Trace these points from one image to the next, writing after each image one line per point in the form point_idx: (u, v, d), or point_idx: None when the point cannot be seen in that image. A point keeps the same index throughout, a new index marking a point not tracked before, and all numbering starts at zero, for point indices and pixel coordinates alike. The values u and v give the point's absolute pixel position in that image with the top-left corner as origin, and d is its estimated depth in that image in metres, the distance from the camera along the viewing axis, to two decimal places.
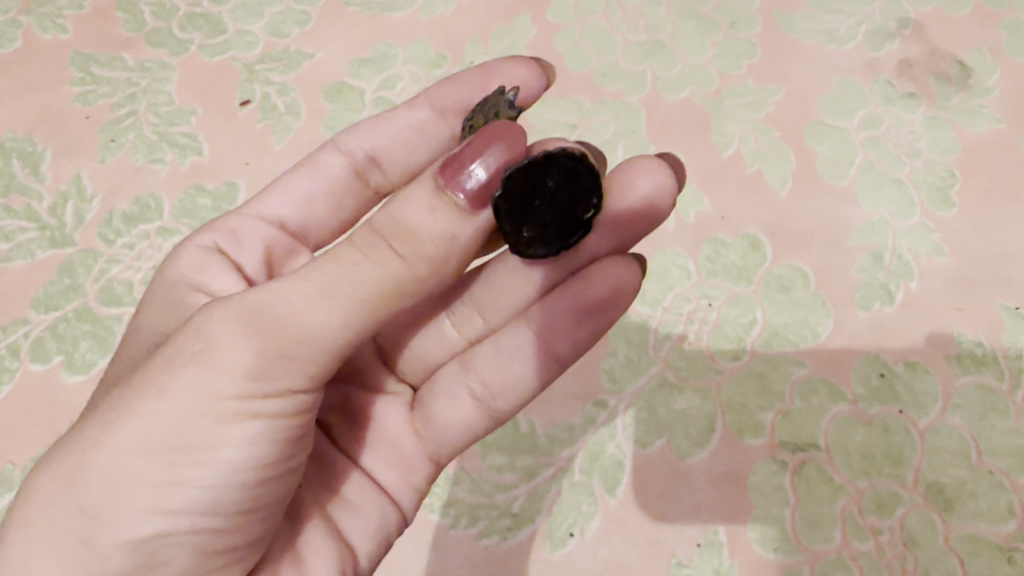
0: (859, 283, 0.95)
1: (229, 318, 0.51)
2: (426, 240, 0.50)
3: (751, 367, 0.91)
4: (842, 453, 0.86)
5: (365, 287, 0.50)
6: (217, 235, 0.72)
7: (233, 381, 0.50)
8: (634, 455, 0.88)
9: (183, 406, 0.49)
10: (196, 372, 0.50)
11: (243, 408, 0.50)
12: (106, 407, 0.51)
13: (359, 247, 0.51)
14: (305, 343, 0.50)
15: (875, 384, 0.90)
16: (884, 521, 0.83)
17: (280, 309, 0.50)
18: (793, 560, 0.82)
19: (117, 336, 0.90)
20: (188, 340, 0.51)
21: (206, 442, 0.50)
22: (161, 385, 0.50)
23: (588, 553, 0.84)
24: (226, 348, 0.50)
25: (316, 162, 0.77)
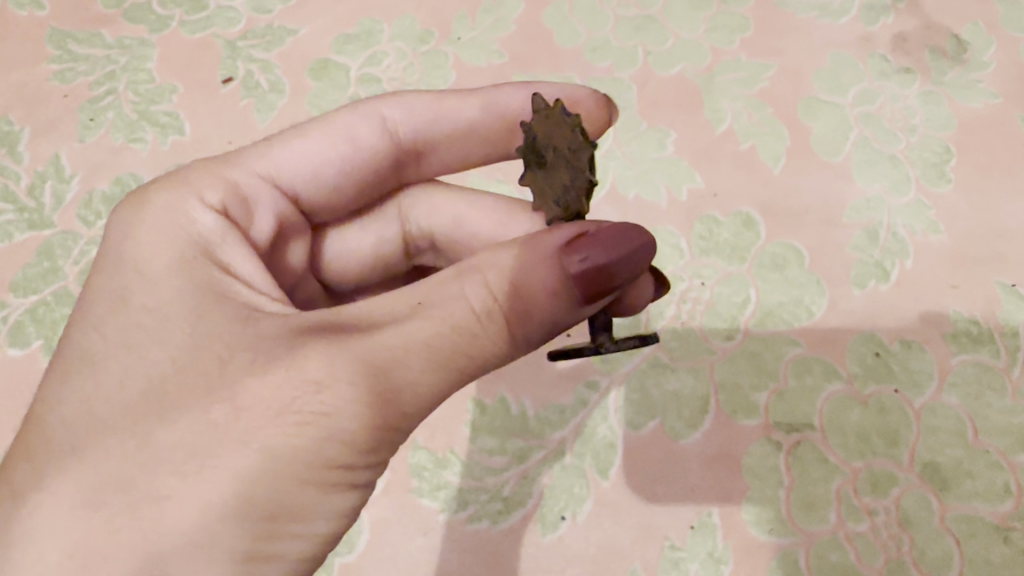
0: (854, 261, 0.93)
1: (341, 373, 0.47)
2: (537, 318, 0.50)
3: (745, 347, 0.90)
4: (836, 432, 0.86)
5: (476, 360, 0.49)
6: (228, 198, 0.63)
7: (343, 451, 0.47)
8: (626, 437, 0.87)
9: (289, 472, 0.46)
10: (307, 437, 0.47)
11: (341, 479, 0.48)
12: (187, 450, 0.46)
13: (480, 311, 0.49)
14: (412, 413, 0.49)
15: (870, 363, 0.88)
16: (879, 501, 0.82)
17: (398, 375, 0.48)
18: (787, 542, 0.81)
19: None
20: (292, 392, 0.47)
21: (306, 515, 0.47)
22: (261, 441, 0.46)
23: (580, 536, 0.83)
24: (341, 412, 0.47)
25: (354, 129, 0.71)
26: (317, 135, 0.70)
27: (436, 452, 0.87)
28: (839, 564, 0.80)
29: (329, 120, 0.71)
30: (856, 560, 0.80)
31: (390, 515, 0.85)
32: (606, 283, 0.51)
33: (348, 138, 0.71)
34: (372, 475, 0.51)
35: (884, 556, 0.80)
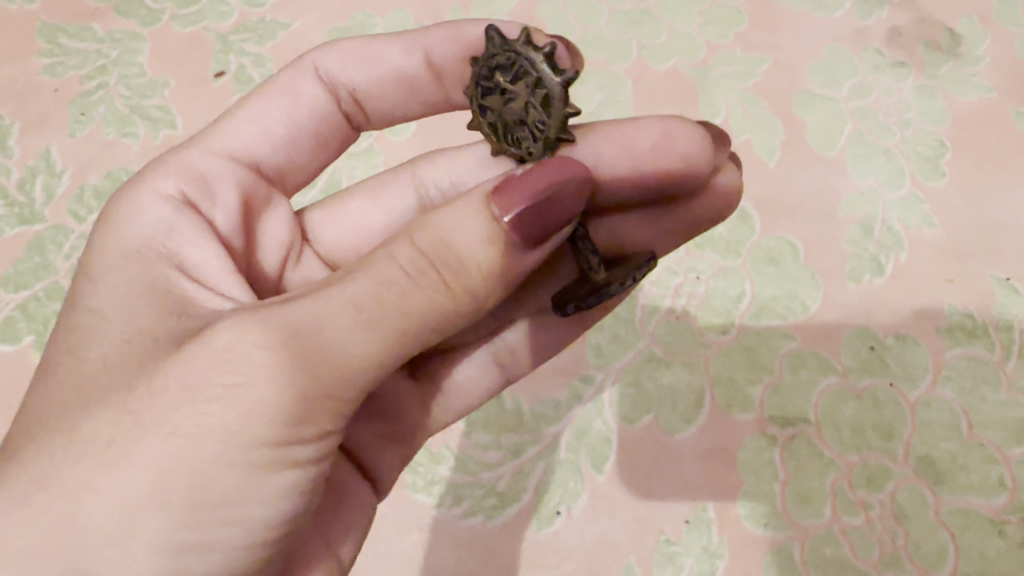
0: (849, 254, 0.93)
1: (254, 343, 0.48)
2: (475, 271, 0.49)
3: (740, 342, 0.90)
4: (831, 426, 0.86)
5: (414, 319, 0.48)
6: (184, 182, 0.65)
7: (264, 429, 0.47)
8: (621, 432, 0.87)
9: (207, 450, 0.47)
10: (219, 413, 0.47)
11: (275, 458, 0.48)
12: (111, 437, 0.48)
13: (403, 269, 0.49)
14: (346, 380, 0.48)
15: (865, 357, 0.89)
16: (874, 495, 0.82)
17: (316, 340, 0.47)
18: (783, 536, 0.82)
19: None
20: (204, 369, 0.48)
21: (234, 497, 0.48)
22: (179, 425, 0.47)
23: (575, 531, 0.83)
24: (258, 386, 0.47)
25: (292, 88, 0.74)
26: (261, 102, 0.73)
27: (430, 447, 0.87)
28: (834, 558, 0.80)
29: (270, 87, 0.75)
30: (850, 554, 0.80)
31: (384, 510, 0.85)
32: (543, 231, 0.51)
33: (287, 96, 0.74)
34: (317, 453, 0.50)
35: (879, 550, 0.80)
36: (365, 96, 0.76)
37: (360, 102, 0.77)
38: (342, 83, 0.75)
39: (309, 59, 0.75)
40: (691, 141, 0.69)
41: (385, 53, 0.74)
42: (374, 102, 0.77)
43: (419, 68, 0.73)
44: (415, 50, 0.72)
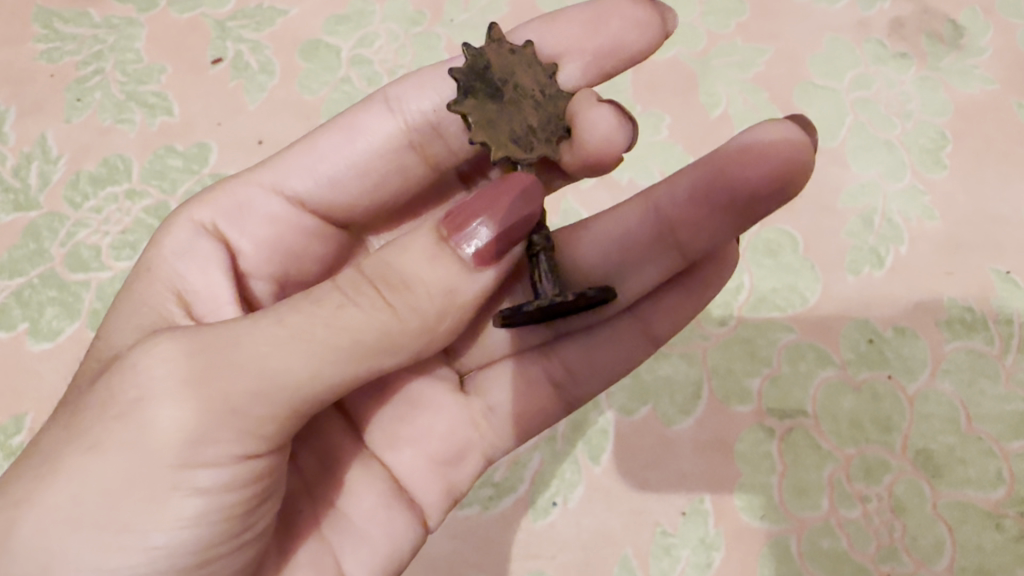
0: (849, 246, 0.93)
1: (171, 360, 0.51)
2: (421, 292, 0.52)
3: (738, 333, 0.90)
4: (829, 419, 0.86)
5: (342, 336, 0.50)
6: (218, 214, 0.71)
7: (173, 447, 0.50)
8: (619, 423, 0.86)
9: (119, 464, 0.49)
10: (132, 426, 0.50)
11: (182, 479, 0.50)
12: (46, 454, 0.51)
13: (343, 288, 0.52)
14: (260, 396, 0.50)
15: (864, 349, 0.88)
16: (872, 488, 0.82)
17: (232, 353, 0.50)
18: (779, 529, 0.82)
19: (85, 303, 0.88)
20: (124, 386, 0.51)
21: (141, 517, 0.50)
22: (98, 440, 0.50)
23: (571, 522, 0.83)
24: (169, 402, 0.50)
25: (358, 126, 0.74)
26: (321, 138, 0.74)
27: None
28: (831, 551, 0.80)
29: (340, 122, 0.75)
30: (847, 547, 0.80)
31: None
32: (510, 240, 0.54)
33: (350, 134, 0.74)
34: (234, 477, 0.52)
35: (876, 542, 0.80)
36: (442, 119, 0.73)
37: (437, 129, 0.73)
38: (412, 115, 0.73)
39: (383, 95, 0.74)
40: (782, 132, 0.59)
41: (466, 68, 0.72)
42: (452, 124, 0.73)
43: None
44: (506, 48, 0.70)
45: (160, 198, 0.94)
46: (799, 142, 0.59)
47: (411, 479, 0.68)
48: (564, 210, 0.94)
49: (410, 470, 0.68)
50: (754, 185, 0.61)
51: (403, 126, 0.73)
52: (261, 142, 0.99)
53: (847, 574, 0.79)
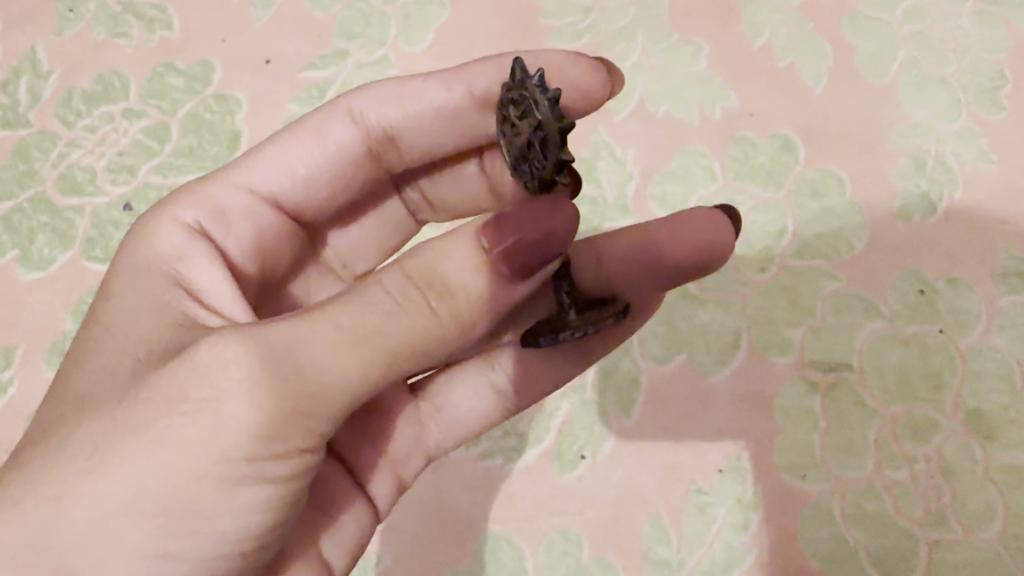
0: (899, 190, 0.86)
1: (235, 358, 0.46)
2: (465, 301, 0.48)
3: (780, 281, 0.83)
4: (876, 374, 0.80)
5: (393, 342, 0.46)
6: (202, 212, 0.63)
7: (241, 440, 0.46)
8: (651, 373, 0.81)
9: (182, 465, 0.46)
10: (199, 425, 0.46)
11: (249, 473, 0.47)
12: (97, 445, 0.47)
13: (392, 292, 0.47)
14: (326, 396, 0.46)
15: (914, 301, 0.82)
16: (920, 449, 0.77)
17: (299, 355, 0.46)
18: (821, 490, 0.76)
19: (79, 231, 0.83)
20: (187, 380, 0.47)
21: (206, 510, 0.47)
22: (160, 434, 0.46)
23: (600, 477, 0.78)
24: (239, 397, 0.46)
25: (322, 130, 0.68)
26: (286, 143, 0.68)
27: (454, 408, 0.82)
28: (875, 514, 0.75)
29: (301, 126, 0.69)
30: (893, 510, 0.75)
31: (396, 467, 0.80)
32: (542, 254, 0.49)
33: (317, 137, 0.68)
34: (293, 469, 0.49)
35: (924, 507, 0.75)
36: (401, 131, 0.70)
37: (395, 139, 0.70)
38: (374, 124, 0.69)
39: (343, 102, 0.69)
40: (713, 219, 0.61)
41: (423, 93, 0.69)
42: (412, 139, 0.70)
43: (460, 105, 0.68)
44: (457, 85, 0.68)
45: (158, 119, 0.89)
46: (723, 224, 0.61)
47: (373, 478, 0.65)
48: (595, 142, 0.89)
49: (368, 465, 0.65)
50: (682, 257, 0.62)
51: (364, 135, 0.69)
52: (269, 62, 0.93)
53: (891, 539, 0.74)
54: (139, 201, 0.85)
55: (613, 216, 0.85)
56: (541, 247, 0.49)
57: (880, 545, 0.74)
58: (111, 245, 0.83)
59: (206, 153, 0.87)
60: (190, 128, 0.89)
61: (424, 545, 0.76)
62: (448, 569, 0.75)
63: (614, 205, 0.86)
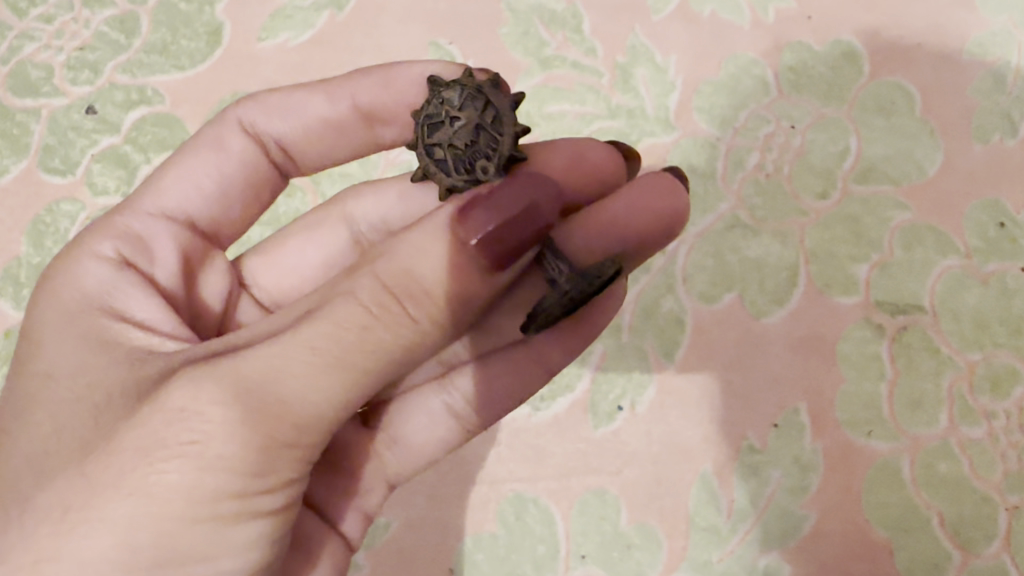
0: (975, 108, 0.75)
1: (207, 395, 0.36)
2: (453, 301, 0.37)
3: (843, 210, 0.73)
4: (950, 317, 0.70)
5: (376, 361, 0.36)
6: (120, 241, 0.49)
7: (231, 479, 0.36)
8: (697, 312, 0.70)
9: (168, 520, 0.36)
10: (179, 472, 0.36)
11: (248, 508, 0.37)
12: (62, 505, 0.37)
13: (368, 303, 0.36)
14: (313, 420, 0.37)
15: (993, 235, 0.72)
16: (999, 403, 0.67)
17: (280, 385, 0.36)
18: (890, 449, 0.67)
19: (34, 137, 0.75)
20: (160, 426, 0.37)
21: (204, 554, 0.37)
22: (134, 486, 0.36)
23: (639, 431, 0.68)
24: (221, 435, 0.36)
25: (220, 142, 0.55)
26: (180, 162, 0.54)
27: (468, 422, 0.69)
28: (950, 477, 0.66)
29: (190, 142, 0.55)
30: (969, 473, 0.66)
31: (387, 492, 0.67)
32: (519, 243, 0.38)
33: (215, 151, 0.55)
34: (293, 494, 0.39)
35: (1004, 469, 0.66)
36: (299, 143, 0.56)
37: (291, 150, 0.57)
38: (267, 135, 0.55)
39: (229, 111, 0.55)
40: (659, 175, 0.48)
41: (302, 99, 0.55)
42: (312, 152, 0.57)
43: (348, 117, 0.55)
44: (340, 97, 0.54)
45: (125, 8, 0.78)
46: (677, 190, 0.47)
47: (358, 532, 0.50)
48: (632, 47, 0.77)
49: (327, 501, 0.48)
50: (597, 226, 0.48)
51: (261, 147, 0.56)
52: None
53: (968, 505, 0.65)
54: (103, 104, 0.75)
55: (653, 130, 0.75)
56: (507, 235, 0.37)
57: (955, 511, 0.65)
58: (72, 156, 0.74)
59: (182, 49, 0.77)
60: (164, 22, 0.78)
61: (440, 506, 0.67)
62: (469, 534, 0.66)
63: (654, 117, 0.75)
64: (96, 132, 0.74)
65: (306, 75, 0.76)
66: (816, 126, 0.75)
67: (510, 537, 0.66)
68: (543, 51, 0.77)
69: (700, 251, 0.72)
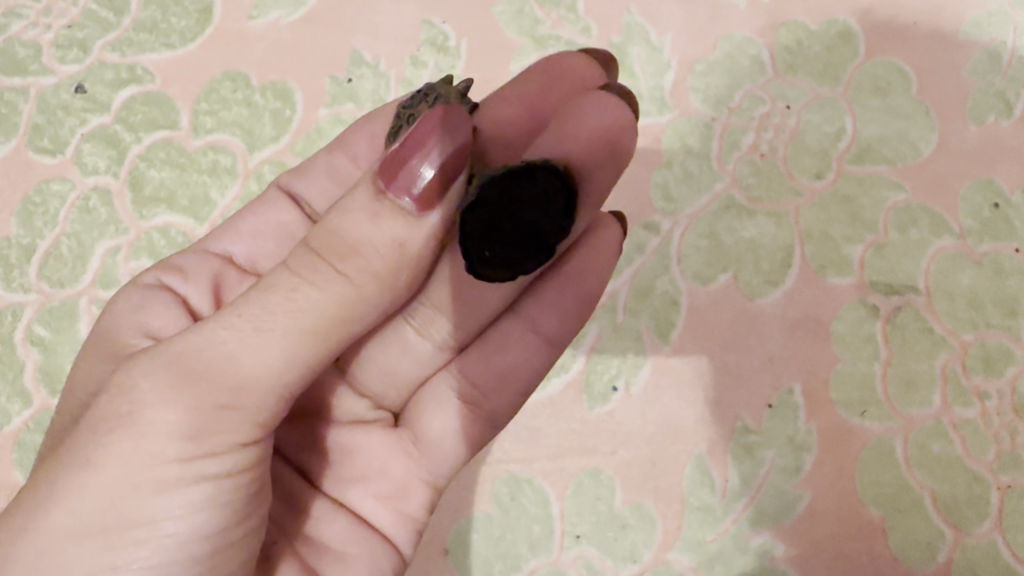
0: (971, 88, 0.75)
1: (147, 370, 0.37)
2: (377, 253, 0.37)
3: (838, 190, 0.72)
4: (944, 298, 0.70)
5: (311, 320, 0.37)
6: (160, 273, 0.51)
7: (169, 441, 0.36)
8: (692, 293, 0.70)
9: (115, 486, 0.36)
10: (116, 438, 0.36)
11: (188, 470, 0.36)
12: (27, 492, 0.37)
13: (298, 269, 0.38)
14: (245, 379, 0.37)
15: (987, 216, 0.72)
16: (992, 383, 0.68)
17: (210, 350, 0.36)
18: (884, 429, 0.67)
19: (23, 116, 0.74)
20: (105, 403, 0.37)
21: (148, 515, 0.36)
22: (79, 457, 0.36)
23: (634, 412, 0.68)
24: (157, 402, 0.36)
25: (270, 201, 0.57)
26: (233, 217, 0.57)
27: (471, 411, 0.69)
28: (942, 456, 0.66)
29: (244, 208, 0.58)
30: (961, 453, 0.66)
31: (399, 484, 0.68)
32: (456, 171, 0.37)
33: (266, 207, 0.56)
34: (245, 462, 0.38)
35: (996, 449, 0.66)
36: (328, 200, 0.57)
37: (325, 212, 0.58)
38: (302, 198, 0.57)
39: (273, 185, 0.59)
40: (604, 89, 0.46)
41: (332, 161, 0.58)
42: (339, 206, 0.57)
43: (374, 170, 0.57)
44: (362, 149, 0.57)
45: None
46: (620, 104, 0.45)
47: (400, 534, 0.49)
48: (627, 26, 0.76)
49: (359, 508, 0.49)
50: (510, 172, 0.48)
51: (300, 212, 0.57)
52: None
53: (959, 485, 0.65)
54: (92, 84, 0.75)
55: (648, 111, 0.75)
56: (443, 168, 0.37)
57: (947, 491, 0.65)
58: (61, 135, 0.73)
59: (172, 27, 0.76)
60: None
61: None
62: (464, 514, 0.67)
63: (649, 98, 0.75)
64: (85, 111, 0.74)
65: (297, 54, 0.76)
66: (813, 106, 0.75)
67: (504, 518, 0.66)
68: (537, 30, 0.76)
69: (695, 232, 0.71)
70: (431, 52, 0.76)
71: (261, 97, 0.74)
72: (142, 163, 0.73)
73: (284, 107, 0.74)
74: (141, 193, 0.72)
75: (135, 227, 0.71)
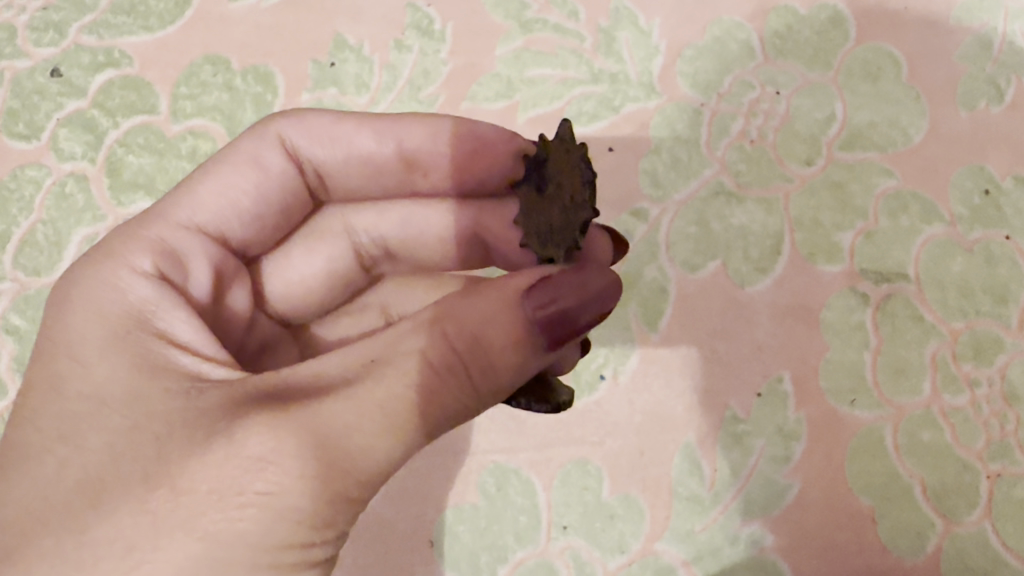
0: (961, 74, 0.74)
1: (284, 447, 0.36)
2: (506, 372, 0.38)
3: (828, 176, 0.72)
4: (934, 286, 0.69)
5: (442, 419, 0.37)
6: (156, 256, 0.46)
7: (298, 529, 0.36)
8: (681, 281, 0.69)
9: (236, 565, 0.35)
10: (254, 520, 0.35)
11: (303, 557, 0.37)
12: (124, 539, 0.35)
13: (439, 366, 0.37)
14: (375, 476, 0.37)
15: (978, 203, 0.71)
16: (982, 371, 0.67)
17: (354, 441, 0.36)
18: (873, 418, 0.66)
19: None
20: (235, 472, 0.36)
21: None
22: (207, 531, 0.35)
23: (622, 401, 0.68)
24: (298, 487, 0.36)
25: (257, 157, 0.52)
26: (219, 171, 0.51)
27: None
28: (932, 445, 0.66)
29: (228, 153, 0.52)
30: (951, 441, 0.66)
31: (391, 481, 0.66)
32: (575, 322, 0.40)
33: (253, 168, 0.52)
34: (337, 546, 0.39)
35: (985, 437, 0.66)
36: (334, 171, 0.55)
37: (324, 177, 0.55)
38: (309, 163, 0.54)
39: (273, 129, 0.53)
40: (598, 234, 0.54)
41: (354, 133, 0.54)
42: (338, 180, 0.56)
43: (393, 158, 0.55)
44: (391, 139, 0.54)
45: None
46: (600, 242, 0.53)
47: None
48: (615, 10, 0.75)
49: None
50: (436, 252, 0.59)
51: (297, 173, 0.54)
52: None
53: (949, 473, 0.65)
54: (69, 67, 0.73)
55: (636, 96, 0.73)
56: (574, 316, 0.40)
57: (937, 480, 0.65)
58: (37, 120, 0.72)
59: (150, 10, 0.75)
60: None
61: (423, 479, 0.66)
62: (449, 506, 0.66)
63: (637, 82, 0.74)
64: (62, 95, 0.73)
65: (281, 38, 0.75)
66: (804, 92, 0.74)
67: (491, 509, 0.65)
68: (524, 14, 0.75)
69: (685, 218, 0.71)
70: (416, 36, 0.75)
71: (242, 82, 0.73)
72: (121, 148, 0.72)
73: (265, 92, 0.73)
74: (120, 179, 0.71)
75: (112, 214, 0.70)
